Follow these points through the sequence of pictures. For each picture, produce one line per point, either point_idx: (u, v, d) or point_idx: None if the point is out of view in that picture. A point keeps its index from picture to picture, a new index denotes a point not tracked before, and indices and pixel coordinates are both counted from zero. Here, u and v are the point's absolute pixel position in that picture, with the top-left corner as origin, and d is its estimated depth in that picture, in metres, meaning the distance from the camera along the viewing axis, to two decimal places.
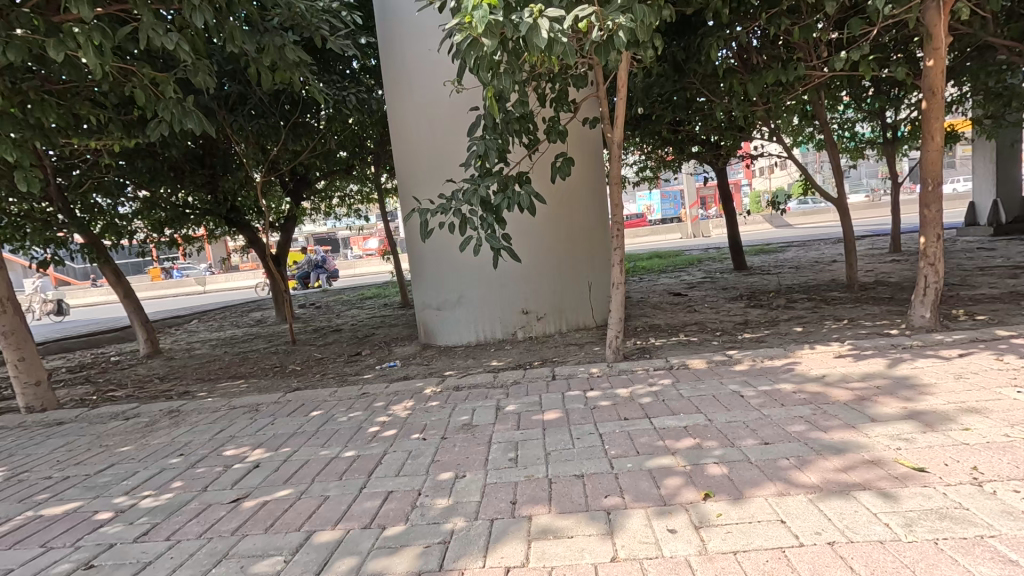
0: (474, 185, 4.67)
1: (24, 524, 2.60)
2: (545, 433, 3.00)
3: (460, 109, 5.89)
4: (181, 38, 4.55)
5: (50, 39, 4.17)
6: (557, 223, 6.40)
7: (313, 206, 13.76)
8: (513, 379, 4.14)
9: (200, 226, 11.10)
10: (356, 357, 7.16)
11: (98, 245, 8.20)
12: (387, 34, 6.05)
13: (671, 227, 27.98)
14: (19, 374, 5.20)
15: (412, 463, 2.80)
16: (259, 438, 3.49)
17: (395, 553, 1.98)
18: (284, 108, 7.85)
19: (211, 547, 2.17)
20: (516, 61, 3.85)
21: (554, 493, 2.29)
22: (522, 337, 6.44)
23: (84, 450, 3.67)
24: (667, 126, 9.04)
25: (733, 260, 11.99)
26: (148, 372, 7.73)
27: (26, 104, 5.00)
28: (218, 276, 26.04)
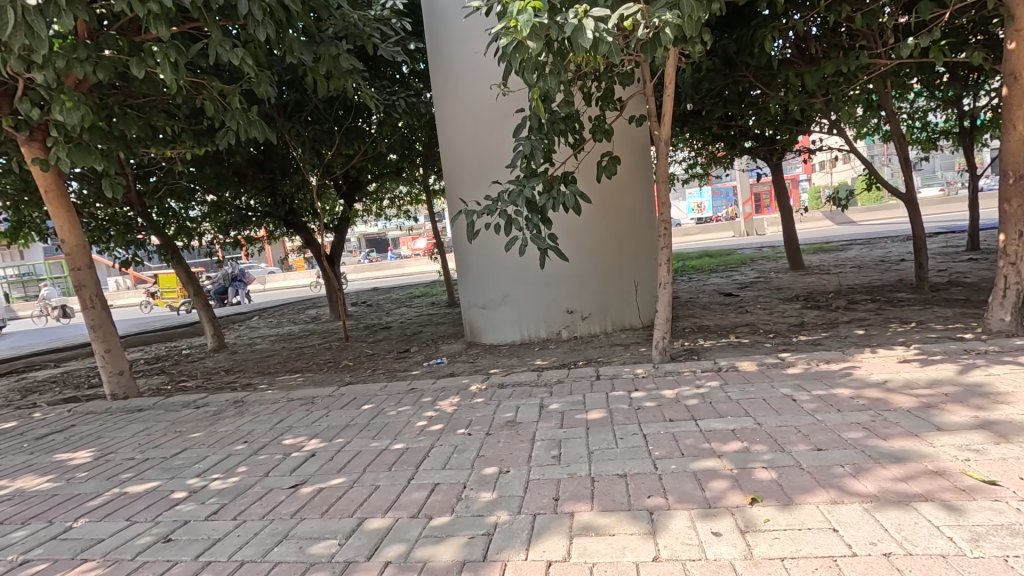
0: (519, 185, 4.72)
1: (111, 499, 2.88)
2: (588, 432, 3.01)
3: (506, 111, 5.97)
4: (245, 52, 4.86)
5: (133, 58, 4.56)
6: (603, 223, 6.36)
7: (365, 208, 14.27)
8: (557, 379, 4.16)
9: (261, 228, 11.77)
10: (404, 354, 7.39)
11: (171, 247, 8.85)
12: (435, 40, 6.21)
13: (722, 226, 27.09)
14: (105, 364, 5.72)
15: (458, 457, 2.88)
16: (315, 429, 3.69)
17: (441, 543, 2.05)
18: (338, 114, 8.21)
19: (273, 528, 2.33)
20: (562, 63, 3.86)
21: (597, 491, 2.30)
22: (567, 336, 6.44)
23: (161, 435, 4.00)
24: (718, 122, 8.76)
25: (789, 259, 11.48)
26: (215, 365, 8.29)
27: (112, 119, 5.48)
28: (276, 277, 27.54)
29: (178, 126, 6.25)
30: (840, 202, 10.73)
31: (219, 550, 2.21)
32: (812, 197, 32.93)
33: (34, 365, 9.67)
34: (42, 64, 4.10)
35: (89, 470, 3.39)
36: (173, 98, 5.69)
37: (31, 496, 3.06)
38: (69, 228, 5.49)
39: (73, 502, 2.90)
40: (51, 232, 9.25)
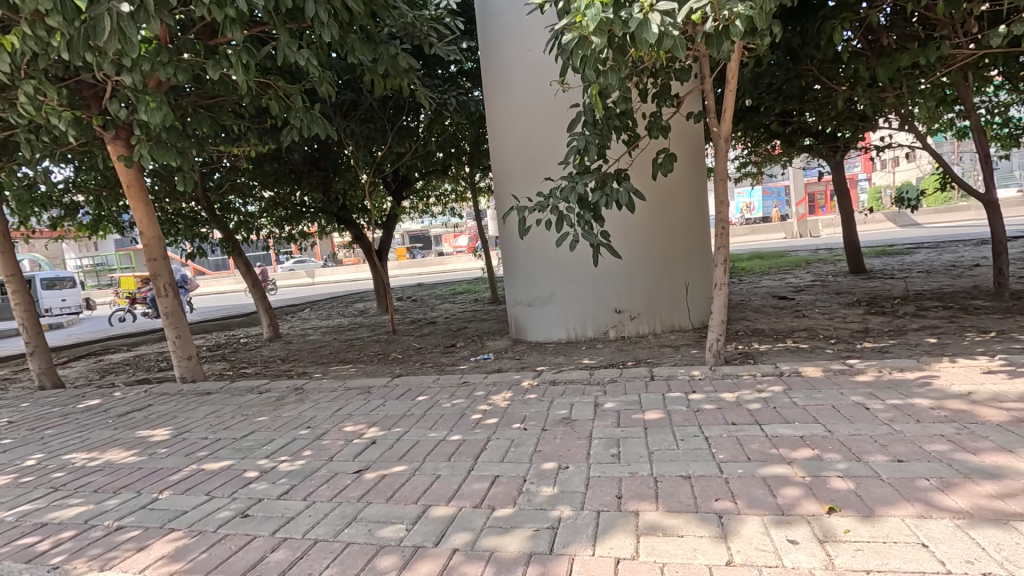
0: (572, 182, 4.67)
1: (191, 474, 3.07)
2: (647, 432, 2.98)
3: (561, 108, 5.95)
4: (310, 53, 5.05)
5: (210, 61, 4.81)
6: (654, 221, 6.25)
7: (412, 205, 14.55)
8: (610, 378, 4.13)
9: (313, 224, 12.22)
10: (451, 349, 7.50)
11: (232, 240, 9.31)
12: (490, 37, 6.24)
13: (773, 227, 26.09)
14: (175, 349, 6.09)
15: (516, 451, 2.90)
16: (374, 418, 3.80)
17: (506, 534, 2.08)
18: (390, 113, 8.42)
19: (342, 510, 2.43)
20: (623, 59, 3.78)
21: (661, 491, 2.27)
22: (614, 336, 6.36)
23: (230, 417, 4.23)
24: (776, 119, 8.44)
25: (849, 262, 10.93)
26: (272, 354, 8.69)
27: (186, 119, 5.80)
28: (325, 271, 28.56)
29: (244, 125, 6.58)
30: (906, 202, 10.09)
31: (294, 528, 2.31)
32: (872, 197, 31.21)
33: (110, 349, 10.43)
34: (130, 68, 4.38)
35: (169, 447, 3.63)
36: (240, 98, 5.98)
37: (119, 468, 3.29)
38: (147, 221, 5.86)
39: (157, 476, 3.11)
40: (126, 225, 9.93)
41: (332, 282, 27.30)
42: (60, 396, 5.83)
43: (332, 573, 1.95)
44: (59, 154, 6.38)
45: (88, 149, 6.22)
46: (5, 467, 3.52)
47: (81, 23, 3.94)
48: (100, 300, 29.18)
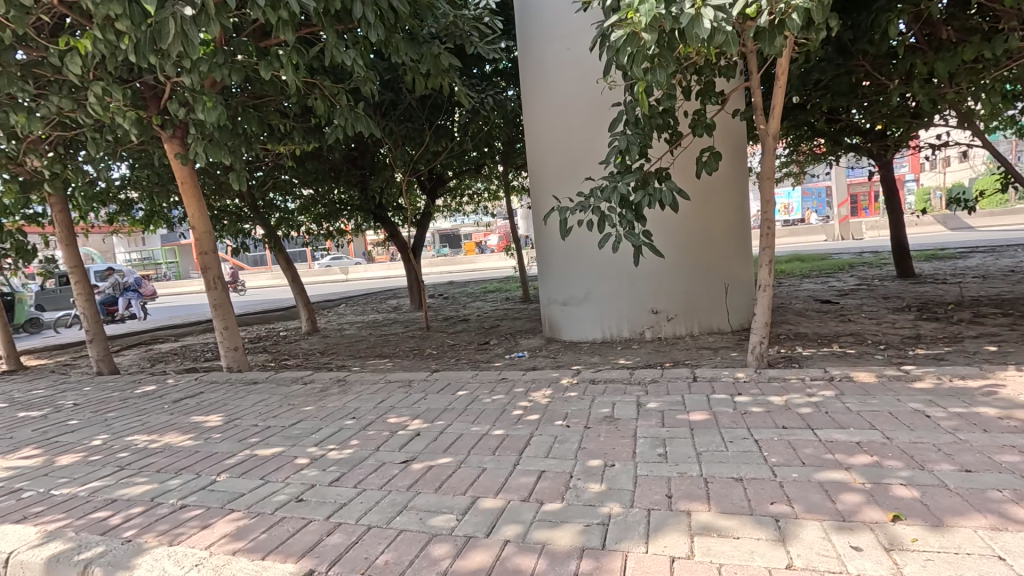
0: (613, 182, 4.61)
1: (245, 459, 3.19)
2: (693, 433, 2.94)
3: (602, 106, 5.91)
4: (357, 53, 5.17)
5: (261, 61, 4.98)
6: (694, 221, 6.13)
7: (444, 203, 14.71)
8: (651, 378, 4.09)
9: (350, 221, 12.51)
10: (485, 346, 7.56)
11: (273, 236, 9.62)
12: (530, 34, 6.22)
13: (813, 229, 25.27)
14: (222, 340, 6.33)
15: (560, 447, 2.91)
16: (416, 411, 3.87)
17: (557, 528, 2.09)
18: (428, 112, 8.54)
19: (392, 499, 2.48)
20: (671, 55, 3.72)
21: (713, 492, 2.24)
22: (650, 337, 6.28)
23: (278, 406, 4.37)
24: (822, 116, 8.16)
25: (896, 265, 10.49)
26: (311, 347, 8.95)
27: (236, 119, 6.02)
28: (357, 268, 29.16)
29: (289, 125, 6.79)
30: (959, 202, 9.61)
31: (347, 513, 2.38)
32: (919, 198, 29.87)
33: (159, 338, 10.94)
34: (189, 69, 4.57)
35: (222, 432, 3.78)
36: (287, 97, 6.16)
37: (177, 451, 3.45)
38: (198, 216, 6.10)
39: (213, 459, 3.24)
40: (176, 220, 10.39)
41: (364, 279, 27.86)
42: (117, 381, 6.17)
43: (387, 558, 2.00)
44: (120, 152, 6.72)
45: (145, 147, 6.52)
46: (73, 446, 3.74)
47: (147, 27, 4.13)
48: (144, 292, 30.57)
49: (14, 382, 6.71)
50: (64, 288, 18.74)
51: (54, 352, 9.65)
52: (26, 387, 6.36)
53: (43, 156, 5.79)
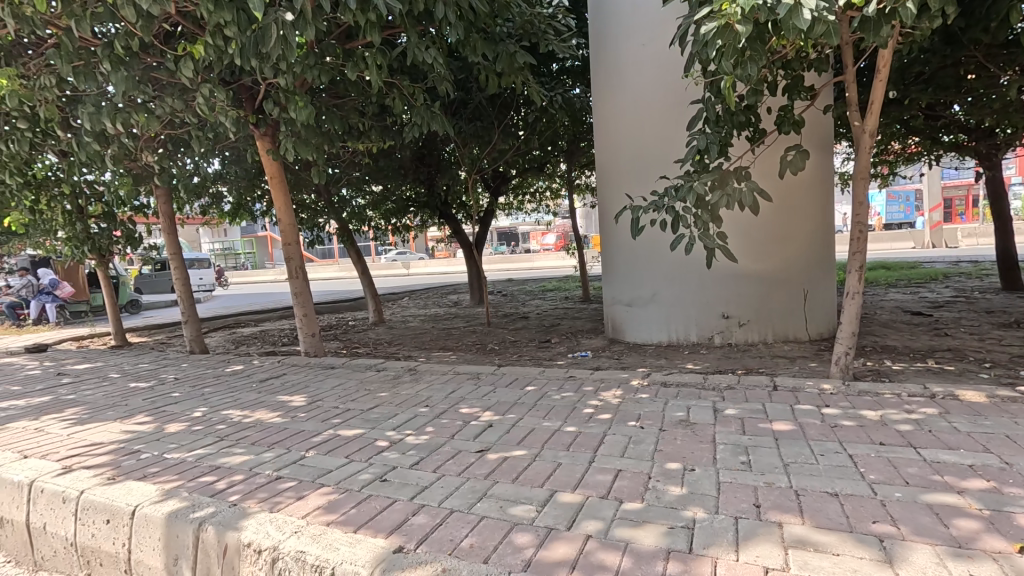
0: (689, 180, 4.34)
1: (329, 438, 3.38)
2: (778, 442, 2.82)
3: (680, 103, 5.73)
4: (436, 52, 5.31)
5: (348, 62, 5.24)
6: (773, 224, 5.84)
7: (506, 202, 14.83)
8: (727, 384, 3.94)
9: (415, 218, 12.87)
10: (546, 343, 7.58)
11: (346, 230, 10.09)
12: (606, 32, 6.13)
13: (899, 235, 23.34)
14: (301, 326, 6.72)
15: (636, 448, 2.88)
16: (487, 402, 3.95)
17: (639, 527, 2.07)
18: (497, 111, 8.64)
19: (472, 485, 2.55)
20: (762, 48, 3.55)
21: (805, 505, 2.14)
22: (719, 343, 6.05)
23: (356, 390, 4.60)
24: (921, 113, 7.51)
25: (1001, 277, 9.49)
26: (378, 336, 9.33)
27: (320, 118, 6.36)
28: (418, 264, 29.98)
29: (367, 124, 7.09)
30: None
31: (430, 496, 2.47)
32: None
33: (241, 322, 11.79)
34: (284, 70, 4.87)
35: (307, 412, 4.02)
36: (367, 96, 6.42)
37: (269, 426, 3.71)
38: (283, 209, 6.49)
39: (301, 436, 3.46)
40: (258, 214, 11.13)
41: (425, 273, 28.64)
42: (210, 360, 6.71)
43: (472, 542, 2.05)
44: (217, 149, 7.28)
45: (240, 144, 7.05)
46: (178, 415, 4.12)
47: (252, 32, 4.45)
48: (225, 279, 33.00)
49: (123, 356, 7.45)
50: (161, 273, 20.61)
51: (153, 330, 10.64)
52: (134, 361, 7.04)
53: (155, 152, 6.38)
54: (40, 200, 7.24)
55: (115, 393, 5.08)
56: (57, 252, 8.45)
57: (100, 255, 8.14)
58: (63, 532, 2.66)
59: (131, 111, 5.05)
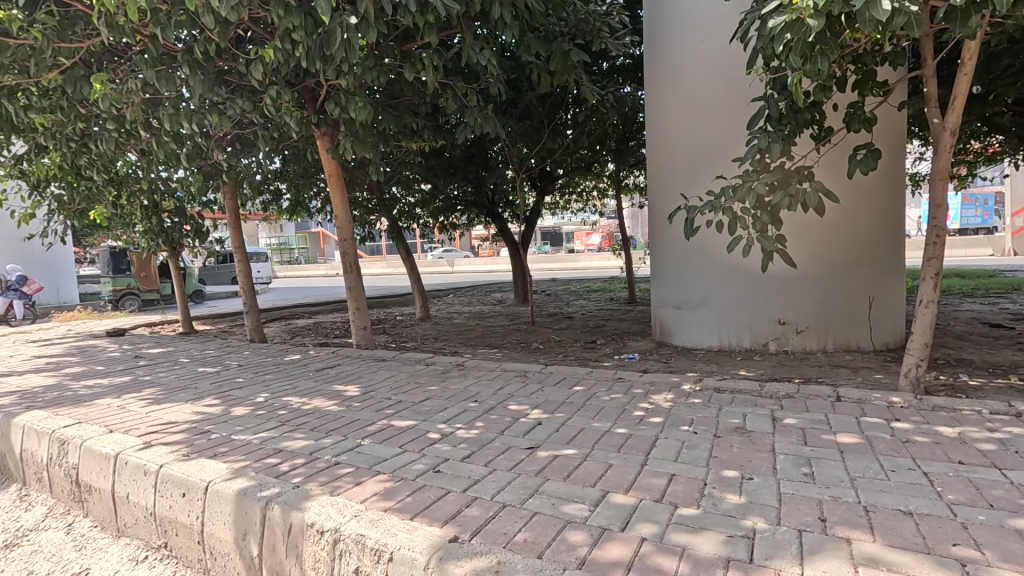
0: (748, 180, 4.15)
1: (383, 428, 3.49)
2: (843, 455, 2.69)
3: (739, 100, 5.54)
4: (491, 52, 5.35)
5: (406, 64, 5.37)
6: (837, 227, 5.55)
7: (553, 201, 14.78)
8: (785, 393, 3.79)
9: (462, 216, 13.04)
10: (592, 344, 7.51)
11: (396, 227, 10.35)
12: (663, 27, 5.99)
13: (976, 242, 21.64)
14: (354, 319, 6.95)
15: (690, 453, 2.81)
16: (535, 400, 3.96)
17: (696, 533, 2.03)
18: (547, 110, 8.65)
19: (523, 481, 2.57)
20: (835, 41, 3.37)
21: (876, 522, 2.04)
22: (775, 350, 5.82)
23: (406, 383, 4.73)
24: (1008, 109, 6.95)
25: None
26: (426, 332, 9.52)
27: (377, 118, 6.56)
28: (462, 262, 30.38)
29: (420, 123, 7.24)
30: None
31: (482, 489, 2.51)
32: None
33: (296, 314, 12.30)
34: (347, 72, 5.04)
35: (361, 401, 4.17)
36: (421, 96, 6.57)
37: (327, 414, 3.87)
38: (340, 206, 6.73)
39: (357, 425, 3.58)
40: (314, 211, 11.57)
41: (469, 272, 28.99)
42: (269, 348, 7.05)
43: (526, 537, 2.07)
44: (278, 148, 7.61)
45: (301, 144, 7.36)
46: (242, 400, 4.35)
47: (317, 35, 4.64)
48: (280, 273, 34.55)
49: (191, 342, 7.93)
50: (223, 265, 21.83)
51: (216, 320, 11.26)
52: (201, 347, 7.49)
53: (224, 150, 6.74)
54: (121, 196, 7.81)
55: (186, 376, 5.43)
56: (135, 244, 9.10)
57: (172, 247, 8.80)
58: (144, 502, 2.88)
59: (206, 113, 5.36)
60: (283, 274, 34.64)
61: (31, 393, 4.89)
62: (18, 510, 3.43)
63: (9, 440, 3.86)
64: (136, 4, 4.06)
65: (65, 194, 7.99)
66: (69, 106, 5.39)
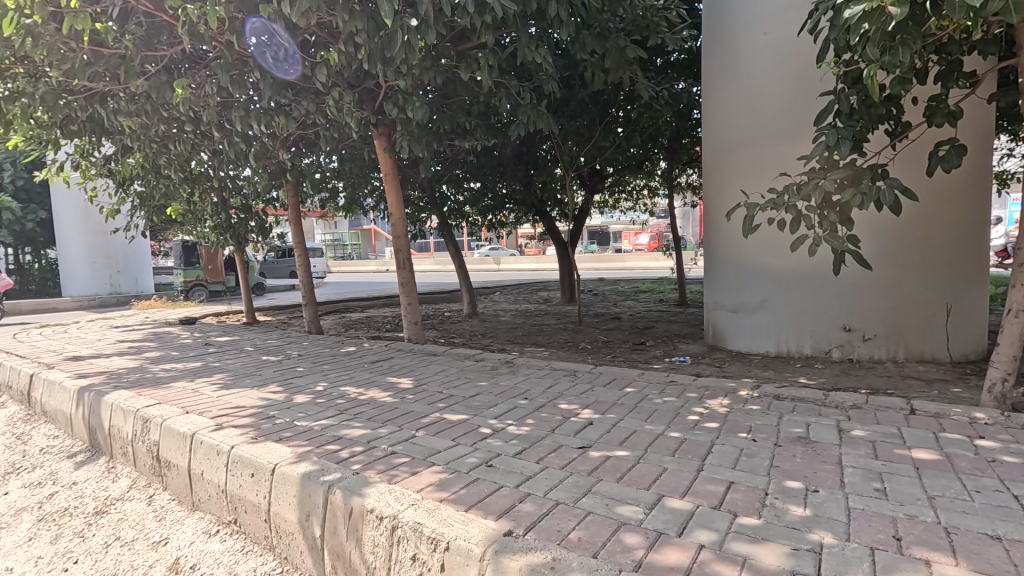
0: (815, 177, 3.92)
1: (437, 421, 3.57)
2: (920, 472, 2.52)
3: (808, 95, 5.27)
4: (547, 51, 5.33)
5: (462, 65, 5.44)
6: (912, 228, 5.19)
7: (602, 200, 14.61)
8: (852, 403, 3.59)
9: (510, 215, 13.11)
10: (641, 346, 7.38)
11: (445, 225, 10.55)
12: (726, 21, 5.78)
13: None
14: (406, 313, 7.14)
15: (749, 461, 2.72)
16: (585, 400, 3.95)
17: (758, 543, 1.96)
18: (600, 107, 8.56)
19: (576, 480, 2.56)
20: (919, 30, 3.12)
21: (960, 545, 1.91)
22: (838, 357, 5.52)
23: (457, 377, 4.82)
24: None
25: None
26: (473, 328, 9.66)
27: (432, 118, 6.70)
28: (508, 260, 30.56)
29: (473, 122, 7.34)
30: None
31: (535, 486, 2.52)
32: None
33: (349, 308, 12.77)
34: (405, 73, 5.18)
35: (414, 394, 4.29)
36: (476, 94, 6.63)
37: (382, 404, 4.01)
38: (395, 204, 6.94)
39: (410, 417, 3.69)
40: (368, 208, 11.95)
41: (515, 270, 29.13)
42: (326, 340, 7.37)
43: (580, 536, 2.07)
44: (336, 148, 7.90)
45: (359, 143, 7.62)
46: (304, 388, 4.57)
47: (378, 38, 4.78)
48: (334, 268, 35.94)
49: (254, 332, 8.39)
50: (282, 259, 22.96)
51: (276, 311, 11.85)
52: (263, 337, 7.92)
53: (287, 150, 7.07)
54: (195, 193, 8.34)
55: (251, 364, 5.76)
56: (205, 238, 9.69)
57: (238, 242, 9.27)
58: (217, 480, 3.07)
59: (274, 115, 5.63)
60: (336, 269, 36.01)
61: (116, 374, 5.32)
62: (106, 481, 3.74)
63: (99, 417, 4.20)
64: (216, 13, 4.31)
65: (145, 191, 8.63)
66: (152, 109, 5.80)
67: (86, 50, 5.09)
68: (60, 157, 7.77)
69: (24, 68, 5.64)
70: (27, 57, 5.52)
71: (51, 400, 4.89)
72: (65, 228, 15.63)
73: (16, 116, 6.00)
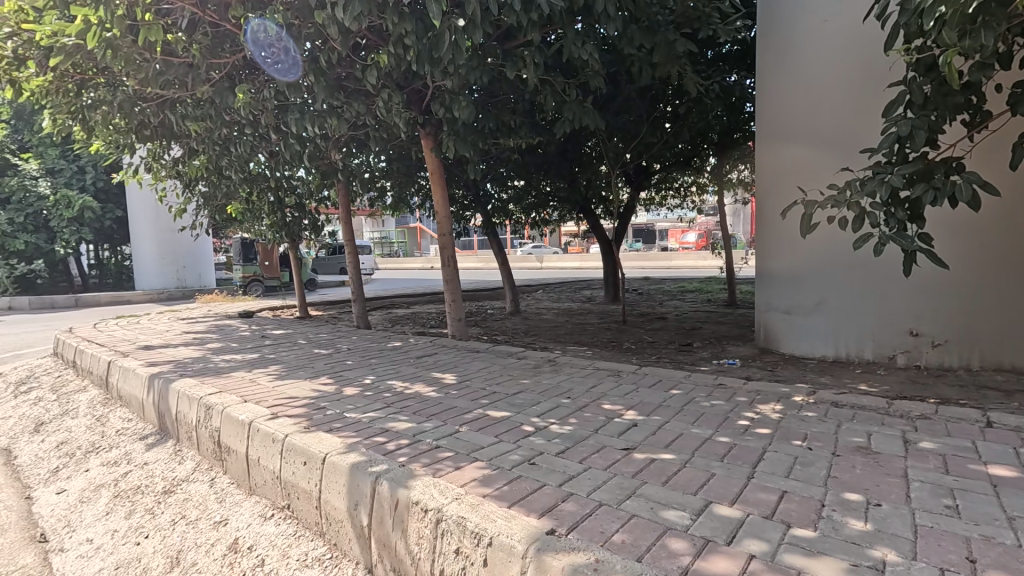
0: (881, 172, 3.67)
1: (479, 417, 3.61)
2: (996, 490, 2.33)
3: (873, 86, 4.95)
4: (594, 47, 5.26)
5: (508, 63, 5.45)
6: (992, 225, 4.79)
7: (647, 197, 14.32)
8: (919, 413, 3.37)
9: (554, 212, 13.07)
10: (688, 347, 7.19)
11: (490, 223, 10.64)
12: (784, 11, 5.52)
13: None
14: (450, 310, 7.26)
15: (803, 470, 2.60)
16: (630, 401, 3.88)
17: (814, 557, 1.87)
18: (647, 102, 8.37)
19: (620, 482, 2.53)
20: (1005, 11, 2.87)
21: None
22: (902, 363, 5.18)
23: (500, 374, 4.85)
24: None
25: None
26: (516, 325, 9.71)
27: (477, 117, 6.76)
28: (551, 258, 30.47)
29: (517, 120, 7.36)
30: None
31: (578, 485, 2.51)
32: None
33: (395, 304, 13.09)
34: (452, 73, 5.25)
35: (458, 389, 4.35)
36: (520, 91, 6.63)
37: (427, 399, 4.09)
38: (440, 203, 7.06)
39: (454, 412, 3.74)
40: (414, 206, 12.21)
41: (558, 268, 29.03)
42: (374, 334, 7.59)
43: (624, 538, 2.04)
44: (385, 148, 8.10)
45: (406, 143, 7.79)
46: (353, 381, 4.73)
47: (426, 39, 4.87)
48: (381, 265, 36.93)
49: (307, 326, 8.75)
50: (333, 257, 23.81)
51: (327, 306, 12.31)
52: (315, 330, 8.24)
53: (337, 150, 7.31)
54: (253, 194, 8.77)
55: (303, 356, 6.00)
56: (263, 236, 10.19)
57: (292, 239, 9.68)
58: (272, 466, 3.23)
59: (326, 116, 5.84)
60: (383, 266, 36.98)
61: (181, 363, 5.67)
62: (173, 462, 3.99)
63: (167, 403, 4.49)
64: None
65: (209, 191, 9.13)
66: (216, 114, 6.13)
67: (159, 59, 5.43)
68: (134, 160, 8.35)
69: (104, 78, 6.09)
70: (107, 68, 5.96)
71: (126, 386, 5.27)
72: (139, 227, 16.84)
73: (95, 123, 6.49)
